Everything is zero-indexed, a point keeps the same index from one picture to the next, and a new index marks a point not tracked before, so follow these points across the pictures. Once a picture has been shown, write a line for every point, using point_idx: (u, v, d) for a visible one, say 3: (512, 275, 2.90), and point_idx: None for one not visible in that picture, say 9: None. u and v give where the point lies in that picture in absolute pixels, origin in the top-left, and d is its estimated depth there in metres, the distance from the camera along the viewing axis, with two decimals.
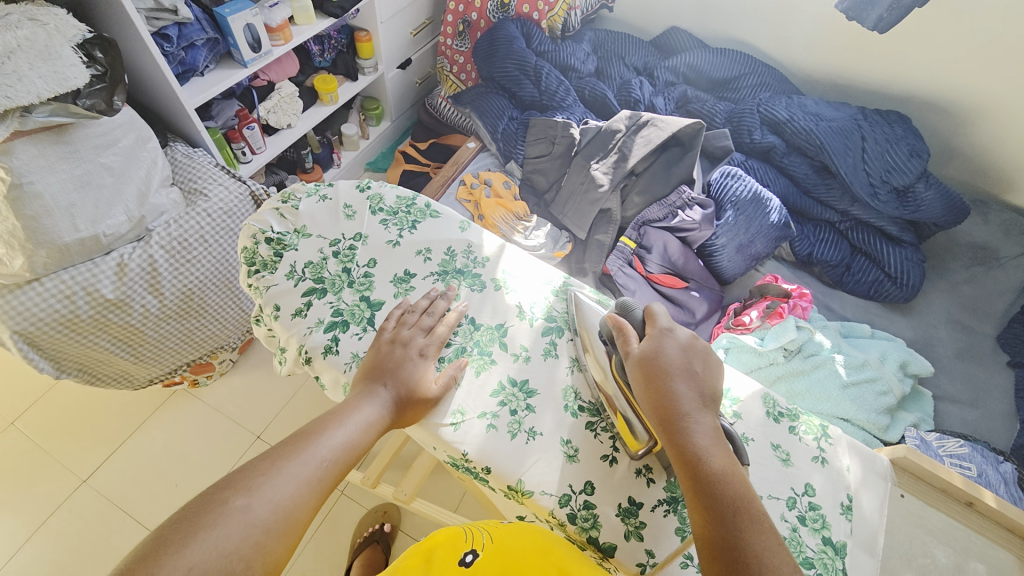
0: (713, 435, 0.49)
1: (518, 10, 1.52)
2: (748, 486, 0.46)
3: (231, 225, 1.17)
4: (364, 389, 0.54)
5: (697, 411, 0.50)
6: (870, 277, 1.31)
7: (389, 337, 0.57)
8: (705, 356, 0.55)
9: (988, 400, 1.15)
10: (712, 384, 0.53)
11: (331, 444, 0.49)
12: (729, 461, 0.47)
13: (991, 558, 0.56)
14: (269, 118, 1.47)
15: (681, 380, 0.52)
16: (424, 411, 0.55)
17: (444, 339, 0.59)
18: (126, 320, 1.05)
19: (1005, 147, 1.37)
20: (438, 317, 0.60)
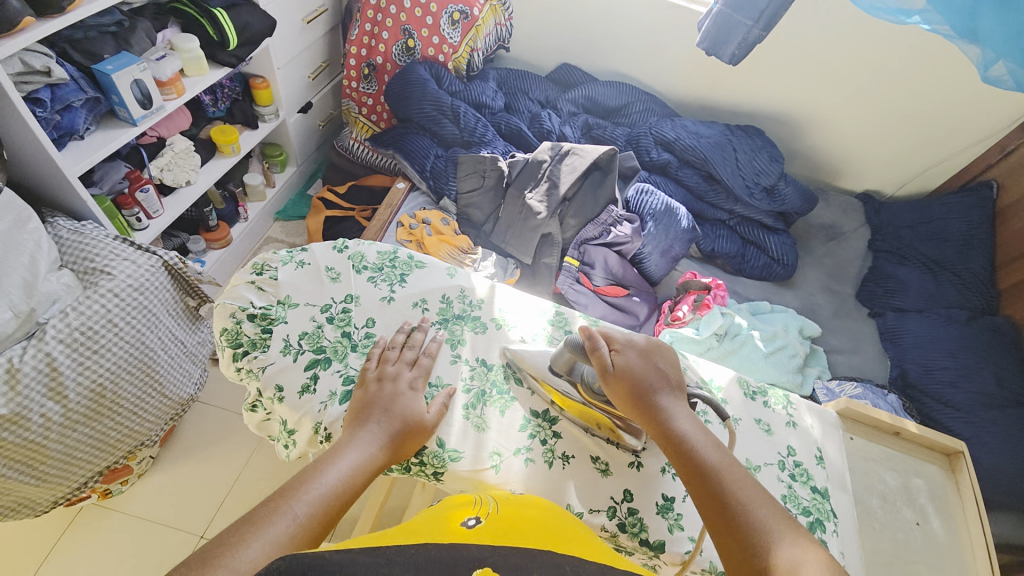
0: (694, 426, 0.54)
1: (424, 53, 1.56)
2: (724, 458, 0.51)
3: (144, 302, 1.03)
4: (353, 431, 0.52)
5: (676, 410, 0.55)
6: (761, 262, 1.56)
7: (375, 375, 0.57)
8: (664, 353, 0.60)
9: (864, 346, 1.43)
10: (675, 376, 0.58)
11: (319, 490, 0.46)
12: (716, 446, 0.52)
13: (922, 471, 0.70)
14: (164, 177, 1.33)
15: (656, 386, 0.56)
16: (421, 442, 0.55)
17: (429, 369, 0.60)
18: (23, 437, 0.89)
19: (829, 146, 1.75)
20: (418, 349, 0.61)
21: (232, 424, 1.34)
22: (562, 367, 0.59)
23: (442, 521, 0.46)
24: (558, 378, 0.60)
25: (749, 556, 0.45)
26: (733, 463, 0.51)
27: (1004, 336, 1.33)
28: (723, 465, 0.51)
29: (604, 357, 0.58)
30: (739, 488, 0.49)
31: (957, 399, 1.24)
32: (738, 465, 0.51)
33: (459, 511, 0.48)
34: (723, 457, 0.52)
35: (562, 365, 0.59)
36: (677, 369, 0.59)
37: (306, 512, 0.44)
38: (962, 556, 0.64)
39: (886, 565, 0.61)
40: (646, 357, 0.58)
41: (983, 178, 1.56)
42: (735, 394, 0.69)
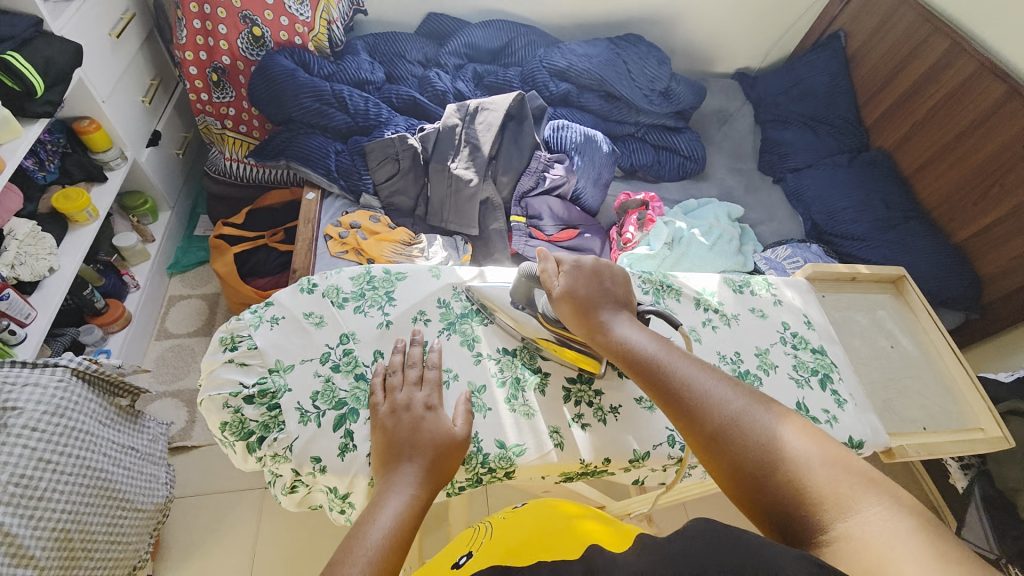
0: (635, 329, 0.56)
1: (276, 39, 1.36)
2: (668, 351, 0.53)
3: (72, 424, 0.88)
4: (388, 475, 0.47)
5: (619, 320, 0.56)
6: (676, 163, 1.64)
7: (387, 409, 0.52)
8: (609, 269, 0.60)
9: (778, 211, 1.60)
10: (620, 292, 0.59)
11: (371, 547, 0.41)
12: (659, 344, 0.54)
13: (879, 301, 0.81)
14: (20, 273, 1.07)
15: (598, 302, 0.57)
16: (458, 459, 0.51)
17: (439, 380, 0.56)
18: None
19: (700, 36, 1.83)
20: (420, 363, 0.56)
21: (222, 507, 1.24)
22: (521, 297, 0.62)
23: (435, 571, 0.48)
24: (521, 308, 0.62)
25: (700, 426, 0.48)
26: (677, 353, 0.53)
27: (881, 165, 1.55)
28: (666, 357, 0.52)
29: (552, 279, 0.59)
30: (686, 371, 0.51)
31: (861, 231, 1.44)
32: (682, 353, 0.53)
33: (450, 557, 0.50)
34: (666, 350, 0.53)
35: (521, 295, 0.62)
36: (624, 284, 0.60)
37: (369, 575, 0.39)
38: (930, 360, 0.77)
39: (883, 390, 0.72)
40: (591, 277, 0.58)
41: (831, 31, 1.74)
42: (726, 294, 0.74)
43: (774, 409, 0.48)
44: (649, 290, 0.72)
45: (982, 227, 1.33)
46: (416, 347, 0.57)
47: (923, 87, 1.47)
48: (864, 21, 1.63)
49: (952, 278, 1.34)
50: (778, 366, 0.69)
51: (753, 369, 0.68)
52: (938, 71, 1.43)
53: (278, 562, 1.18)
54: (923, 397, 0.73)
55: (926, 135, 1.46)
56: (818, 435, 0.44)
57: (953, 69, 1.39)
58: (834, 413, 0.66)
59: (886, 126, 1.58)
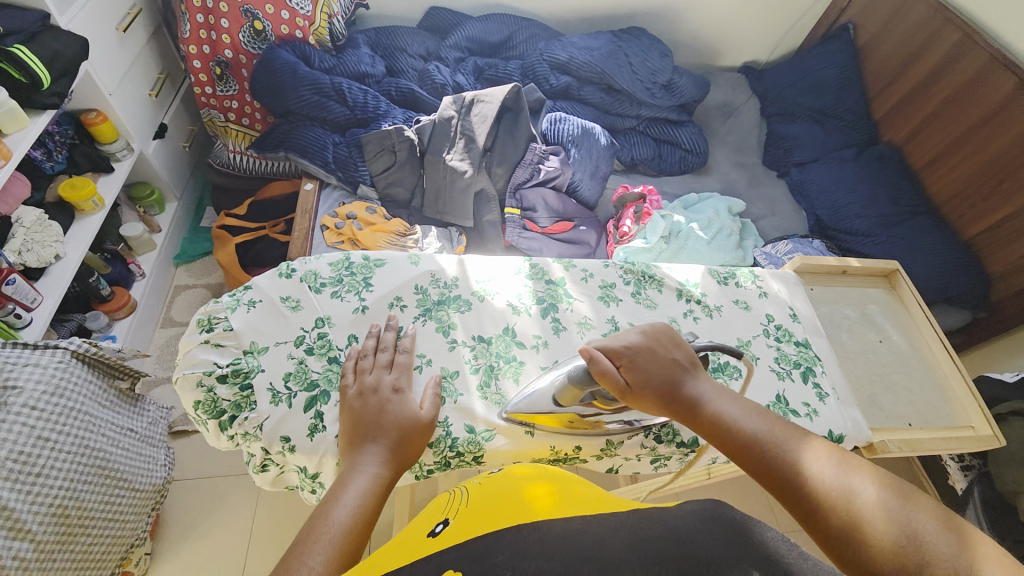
0: (721, 398, 0.55)
1: (277, 32, 1.38)
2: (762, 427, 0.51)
3: (70, 405, 0.91)
4: (354, 457, 0.48)
5: (703, 390, 0.55)
6: (677, 157, 1.62)
7: (356, 391, 0.53)
8: (664, 338, 0.58)
9: (781, 206, 1.57)
10: (688, 358, 0.58)
11: (335, 527, 0.42)
12: (752, 414, 0.53)
13: (872, 295, 0.80)
14: (26, 259, 1.11)
15: (675, 378, 0.55)
16: (424, 441, 0.52)
17: (410, 365, 0.57)
18: None
19: (706, 28, 1.81)
20: (392, 348, 0.57)
21: (218, 491, 1.27)
22: (569, 399, 0.55)
23: (408, 540, 0.45)
24: (568, 407, 0.56)
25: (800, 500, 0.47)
26: (772, 422, 0.52)
27: (889, 160, 1.51)
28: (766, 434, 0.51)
29: (615, 378, 0.53)
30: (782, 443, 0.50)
31: (865, 227, 1.41)
32: (777, 427, 0.51)
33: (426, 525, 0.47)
34: (761, 426, 0.52)
35: (566, 395, 0.55)
36: (684, 347, 0.58)
37: (332, 550, 0.40)
38: (921, 355, 0.75)
39: (869, 384, 0.71)
40: (655, 351, 0.56)
41: (841, 22, 1.70)
42: (710, 285, 0.74)
43: (887, 483, 0.46)
44: (630, 280, 0.72)
45: (993, 223, 1.29)
46: (390, 333, 0.58)
47: (934, 80, 1.43)
48: (875, 12, 1.58)
49: (959, 276, 1.31)
50: (760, 359, 0.68)
51: (733, 361, 0.67)
52: (949, 64, 1.39)
53: (271, 543, 1.21)
54: (910, 393, 0.71)
55: (936, 129, 1.42)
56: (925, 505, 0.44)
57: (963, 62, 1.35)
58: (814, 407, 0.65)
59: (896, 120, 1.54)
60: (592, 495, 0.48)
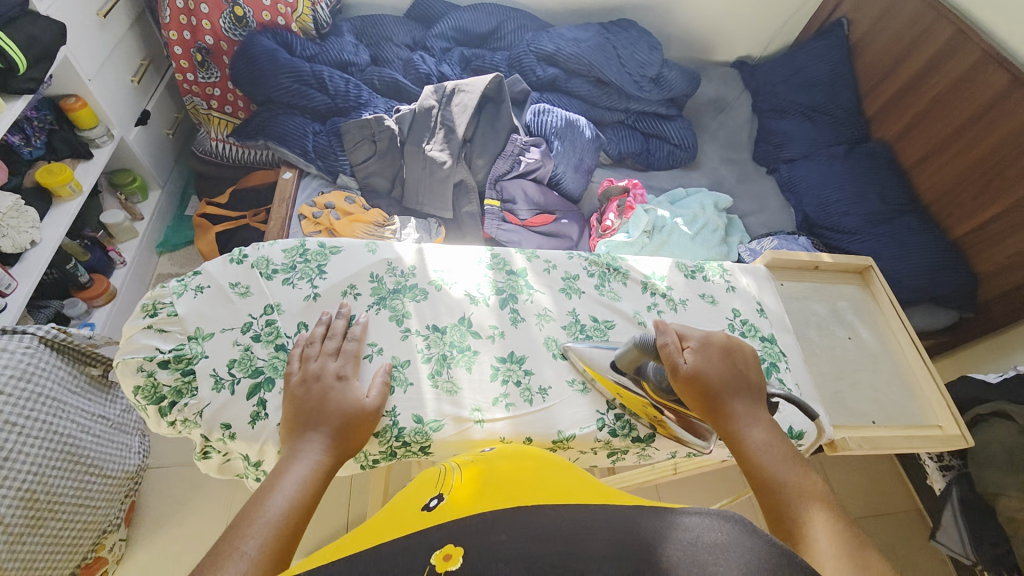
0: (769, 431, 0.53)
1: (259, 19, 1.36)
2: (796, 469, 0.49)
3: (39, 390, 0.91)
4: (295, 443, 0.48)
5: (751, 417, 0.53)
6: (666, 151, 1.60)
7: (299, 378, 0.52)
8: (743, 351, 0.58)
9: (769, 203, 1.55)
10: (754, 379, 0.56)
11: (269, 515, 0.41)
12: (792, 460, 0.50)
13: (844, 292, 0.78)
14: (1, 245, 1.11)
15: (730, 388, 0.55)
16: (369, 429, 0.52)
17: (358, 353, 0.56)
18: None
19: (698, 21, 1.78)
20: (341, 336, 0.56)
21: (194, 480, 1.27)
22: (628, 365, 0.58)
23: (398, 514, 0.44)
24: (623, 374, 0.58)
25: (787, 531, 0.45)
26: (809, 476, 0.49)
27: (880, 157, 1.49)
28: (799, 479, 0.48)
29: (675, 355, 0.56)
30: (801, 496, 0.47)
31: (853, 224, 1.39)
32: (811, 478, 0.49)
33: (419, 497, 0.46)
34: (796, 470, 0.49)
35: (627, 361, 0.58)
36: (759, 374, 0.57)
37: (268, 540, 0.40)
38: (890, 352, 0.74)
39: (833, 381, 0.69)
40: (726, 358, 0.56)
41: (836, 17, 1.67)
42: (676, 278, 0.72)
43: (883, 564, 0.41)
44: (594, 273, 0.70)
45: (982, 222, 1.27)
46: (340, 320, 0.57)
47: (926, 77, 1.40)
48: (869, 6, 1.56)
49: (945, 275, 1.29)
50: None
51: None
52: (941, 60, 1.36)
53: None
54: (875, 390, 0.70)
55: (928, 126, 1.40)
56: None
57: (956, 58, 1.32)
58: (775, 403, 0.64)
59: (888, 117, 1.52)
60: (583, 484, 0.46)
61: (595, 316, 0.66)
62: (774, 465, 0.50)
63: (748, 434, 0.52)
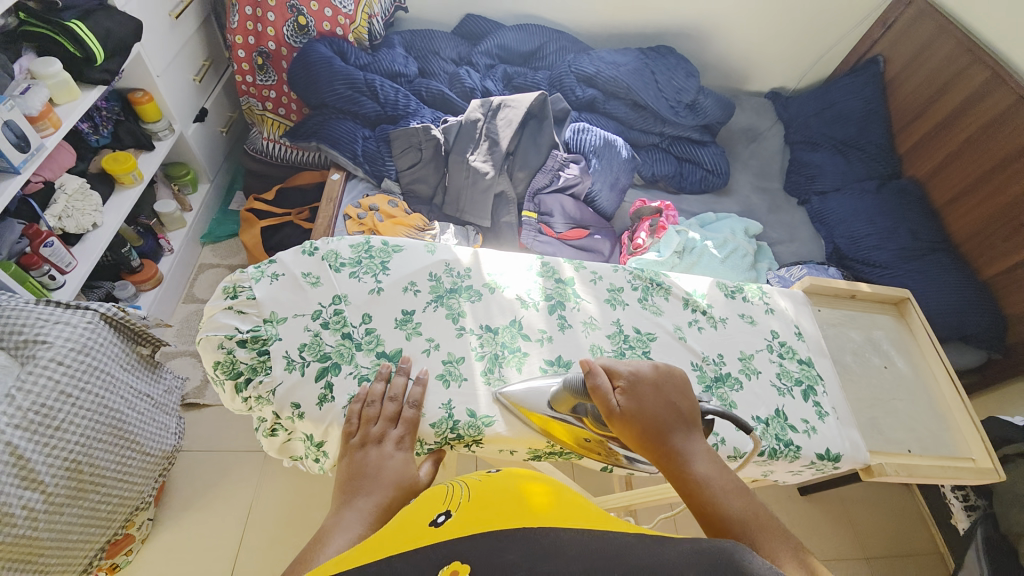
0: (710, 464, 0.51)
1: (319, 29, 1.45)
2: (748, 498, 0.49)
3: (94, 363, 0.95)
4: (340, 509, 0.47)
5: (691, 449, 0.53)
6: (698, 176, 1.63)
7: (359, 441, 0.53)
8: (673, 379, 0.57)
9: (799, 232, 1.56)
10: (691, 408, 0.56)
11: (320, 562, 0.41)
12: (736, 488, 0.50)
13: (880, 322, 0.80)
14: (65, 225, 1.18)
15: (666, 422, 0.54)
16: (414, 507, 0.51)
17: (417, 420, 0.55)
18: (12, 535, 0.84)
19: (734, 52, 1.83)
20: (401, 398, 0.56)
21: (223, 463, 1.32)
22: (563, 405, 0.57)
23: (407, 526, 0.42)
24: (562, 414, 0.57)
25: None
26: (753, 502, 0.49)
27: (911, 194, 1.50)
28: (748, 512, 0.48)
29: (606, 394, 0.54)
30: (754, 526, 0.47)
31: (883, 258, 1.40)
32: (760, 508, 0.48)
33: (426, 509, 0.44)
34: (744, 501, 0.49)
35: (563, 402, 0.57)
36: (692, 402, 0.56)
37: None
38: (923, 383, 0.75)
39: (869, 407, 0.71)
40: (658, 388, 0.56)
41: (870, 55, 1.70)
42: (717, 296, 0.75)
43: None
44: (638, 286, 0.73)
45: (1012, 264, 1.27)
46: (400, 377, 0.57)
47: (957, 119, 1.42)
48: (905, 46, 1.58)
49: (973, 314, 1.29)
50: (761, 372, 0.69)
51: (734, 372, 0.68)
52: (974, 103, 1.38)
53: (270, 519, 1.25)
54: (909, 419, 0.71)
55: (960, 166, 1.41)
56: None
57: (989, 101, 1.34)
58: (813, 424, 0.66)
59: (919, 155, 1.54)
60: (583, 510, 0.46)
61: (639, 328, 0.69)
62: (723, 496, 0.49)
63: (694, 467, 0.51)
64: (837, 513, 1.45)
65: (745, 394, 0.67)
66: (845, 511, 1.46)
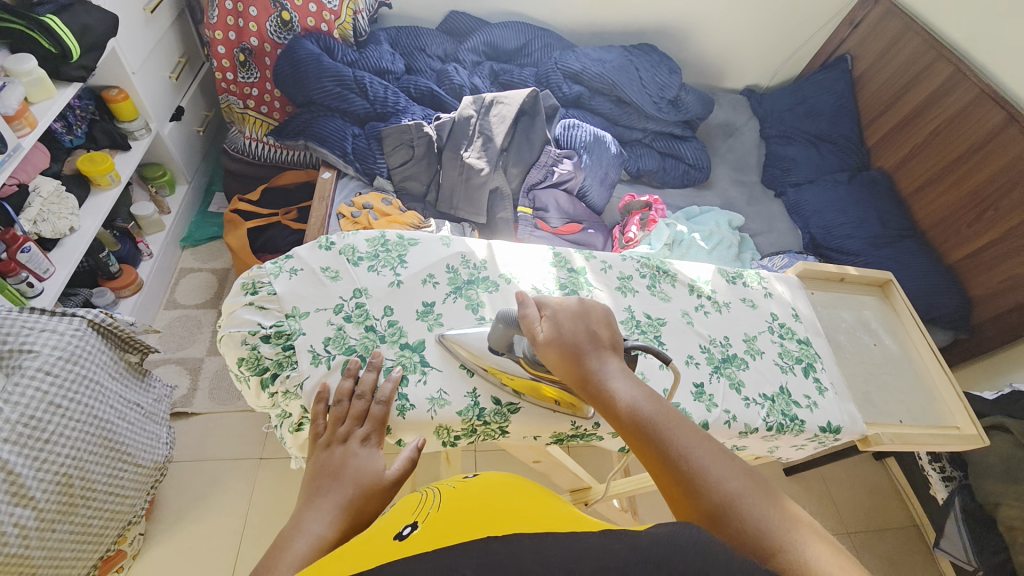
0: (627, 381, 0.52)
1: (304, 25, 1.41)
2: (657, 402, 0.50)
3: (83, 372, 0.92)
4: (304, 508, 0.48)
5: (608, 368, 0.53)
6: (681, 170, 1.67)
7: (326, 442, 0.54)
8: (594, 310, 0.57)
9: (777, 223, 1.62)
10: (607, 333, 0.56)
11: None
12: (648, 394, 0.51)
13: (869, 302, 0.85)
14: (41, 229, 1.13)
15: (585, 348, 0.54)
16: (380, 502, 0.51)
17: (384, 418, 0.55)
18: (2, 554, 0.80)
19: (710, 50, 1.89)
20: (370, 395, 0.56)
21: (215, 471, 1.28)
22: (500, 345, 0.58)
23: (374, 538, 0.39)
24: (500, 355, 0.58)
25: (660, 458, 0.46)
26: (661, 403, 0.50)
27: (880, 184, 1.59)
28: (658, 414, 0.49)
29: (533, 325, 0.56)
30: (665, 423, 0.48)
31: (856, 246, 1.47)
32: (672, 410, 0.50)
33: (394, 523, 0.41)
34: (658, 407, 0.50)
35: (499, 341, 0.58)
36: (610, 327, 0.57)
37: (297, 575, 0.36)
38: (910, 359, 0.80)
39: (864, 382, 0.76)
40: (575, 320, 0.56)
41: (840, 52, 1.79)
42: (719, 282, 0.78)
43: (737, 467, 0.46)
44: (646, 274, 0.76)
45: (975, 248, 1.37)
46: (370, 372, 0.57)
47: (923, 113, 1.52)
48: (872, 45, 1.67)
49: (942, 296, 1.37)
50: (765, 352, 0.72)
51: (741, 353, 0.71)
52: (939, 97, 1.47)
53: (267, 527, 1.22)
54: (902, 393, 0.76)
55: (926, 157, 1.51)
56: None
57: (953, 95, 1.43)
58: (814, 399, 0.69)
59: (888, 147, 1.63)
60: (557, 512, 0.43)
61: (649, 314, 0.72)
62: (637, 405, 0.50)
63: (610, 384, 0.52)
64: (820, 491, 1.53)
65: (751, 373, 0.70)
66: (825, 490, 1.53)
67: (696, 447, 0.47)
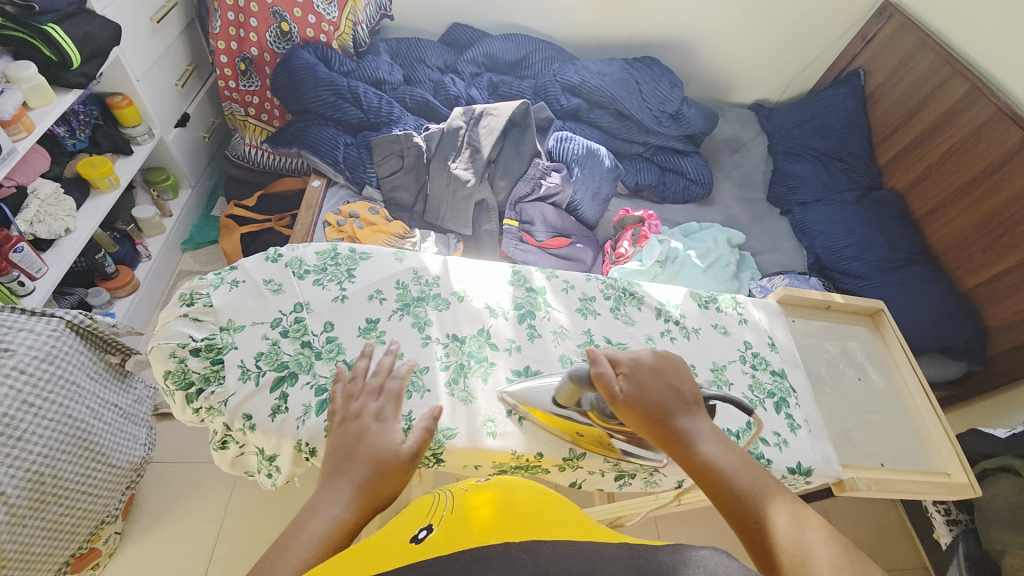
0: (715, 439, 0.56)
1: (302, 36, 1.43)
2: (747, 464, 0.54)
3: (59, 372, 0.93)
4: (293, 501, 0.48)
5: (699, 427, 0.57)
6: (681, 186, 1.63)
7: (340, 418, 0.55)
8: (671, 365, 0.61)
9: (781, 242, 1.56)
10: (689, 390, 0.60)
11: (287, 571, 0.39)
12: (738, 454, 0.55)
13: (857, 333, 0.80)
14: (36, 230, 1.16)
15: (672, 406, 0.57)
16: (402, 476, 0.52)
17: (399, 392, 0.58)
18: None
19: (716, 64, 1.85)
20: (384, 373, 0.59)
21: (194, 474, 1.28)
22: (565, 399, 0.60)
23: (391, 537, 0.40)
24: (567, 408, 0.60)
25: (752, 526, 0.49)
26: (749, 462, 0.54)
27: (892, 205, 1.51)
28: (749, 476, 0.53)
29: (610, 384, 0.58)
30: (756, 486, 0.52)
31: (863, 269, 1.40)
32: (762, 474, 0.54)
33: (410, 524, 0.43)
34: (749, 469, 0.54)
35: (565, 396, 0.60)
36: (689, 382, 0.61)
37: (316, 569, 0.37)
38: (898, 396, 0.75)
39: (843, 420, 0.70)
40: (657, 375, 0.59)
41: (852, 67, 1.72)
42: (690, 306, 0.74)
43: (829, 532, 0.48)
44: (610, 296, 0.73)
45: (991, 276, 1.28)
46: None
47: (937, 132, 1.44)
48: (886, 60, 1.61)
49: (955, 325, 1.29)
50: (734, 383, 0.68)
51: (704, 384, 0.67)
52: (954, 115, 1.39)
53: (241, 534, 1.21)
54: (885, 433, 0.71)
55: (940, 177, 1.42)
56: None
57: (970, 113, 1.35)
58: (785, 437, 0.64)
59: (900, 166, 1.55)
60: (579, 521, 0.43)
61: (610, 338, 0.68)
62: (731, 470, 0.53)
63: (702, 448, 0.55)
64: None
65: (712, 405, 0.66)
66: None
67: (785, 513, 0.50)
